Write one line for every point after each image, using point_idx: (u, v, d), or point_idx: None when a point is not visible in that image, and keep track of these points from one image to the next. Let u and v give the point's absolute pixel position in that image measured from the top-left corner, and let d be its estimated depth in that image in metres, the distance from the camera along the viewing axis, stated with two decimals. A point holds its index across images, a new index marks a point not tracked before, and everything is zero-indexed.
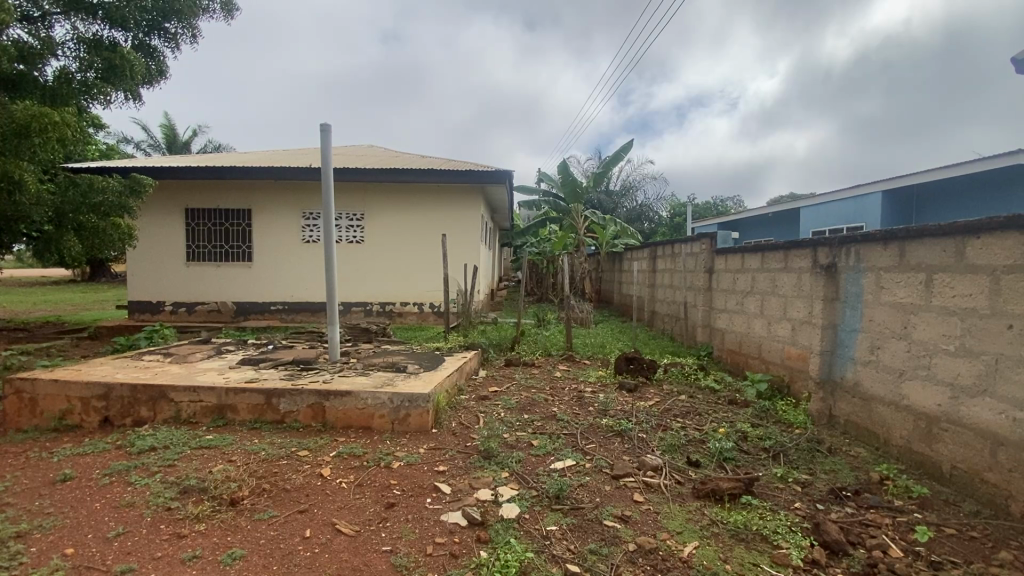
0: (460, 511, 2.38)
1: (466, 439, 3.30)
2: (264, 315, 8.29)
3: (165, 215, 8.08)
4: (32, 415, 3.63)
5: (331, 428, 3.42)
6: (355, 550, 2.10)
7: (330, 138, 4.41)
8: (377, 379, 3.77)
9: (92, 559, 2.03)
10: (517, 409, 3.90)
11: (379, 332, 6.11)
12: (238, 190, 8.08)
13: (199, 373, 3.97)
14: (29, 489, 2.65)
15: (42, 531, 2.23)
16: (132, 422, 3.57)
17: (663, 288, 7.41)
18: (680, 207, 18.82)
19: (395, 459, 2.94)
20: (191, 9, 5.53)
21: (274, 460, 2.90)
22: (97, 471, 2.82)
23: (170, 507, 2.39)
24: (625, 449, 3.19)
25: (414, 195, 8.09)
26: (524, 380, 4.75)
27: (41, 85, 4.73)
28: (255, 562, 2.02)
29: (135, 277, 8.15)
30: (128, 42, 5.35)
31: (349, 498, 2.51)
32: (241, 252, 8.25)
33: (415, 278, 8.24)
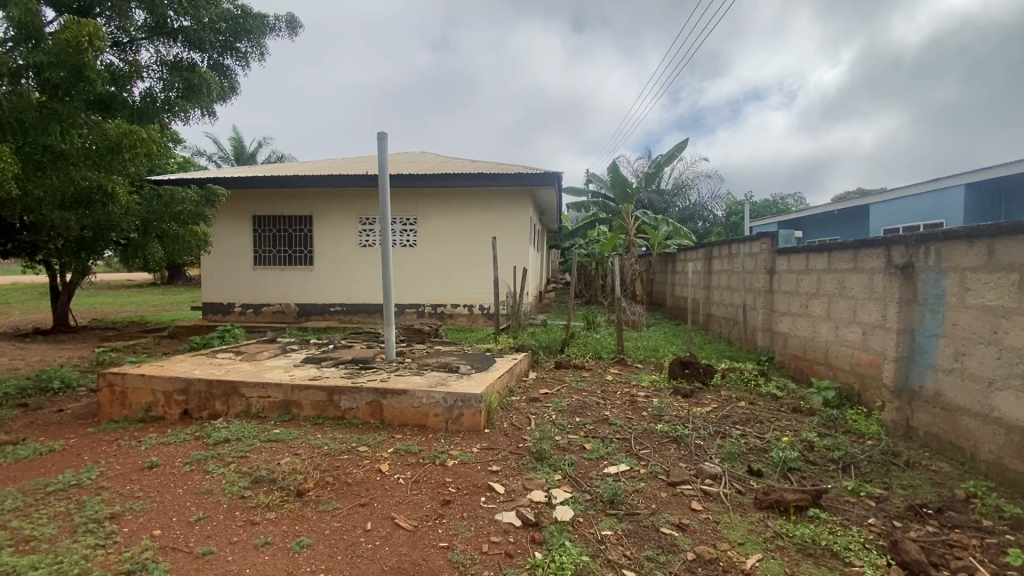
0: (514, 512, 2.40)
1: (519, 440, 3.32)
2: (324, 316, 8.67)
3: (235, 222, 8.65)
4: (123, 407, 3.97)
5: (388, 426, 3.53)
6: (413, 544, 2.16)
7: (386, 146, 4.57)
8: (431, 379, 3.86)
9: (177, 541, 2.19)
10: (568, 412, 3.89)
11: (431, 333, 6.25)
12: (300, 198, 8.51)
13: (267, 370, 4.21)
14: (121, 474, 2.90)
15: (133, 513, 2.43)
16: (208, 415, 3.84)
17: (720, 290, 7.16)
18: (736, 206, 18.17)
19: (449, 457, 3.00)
20: (258, 26, 5.92)
21: (336, 455, 3.03)
22: (178, 459, 3.05)
23: (244, 495, 2.56)
24: (681, 455, 3.11)
25: (465, 198, 8.23)
26: (574, 383, 4.72)
27: (130, 105, 4.99)
28: (321, 550, 2.12)
29: (208, 280, 8.75)
30: (205, 63, 5.73)
31: (407, 494, 2.59)
32: (302, 256, 8.69)
33: (466, 281, 8.37)
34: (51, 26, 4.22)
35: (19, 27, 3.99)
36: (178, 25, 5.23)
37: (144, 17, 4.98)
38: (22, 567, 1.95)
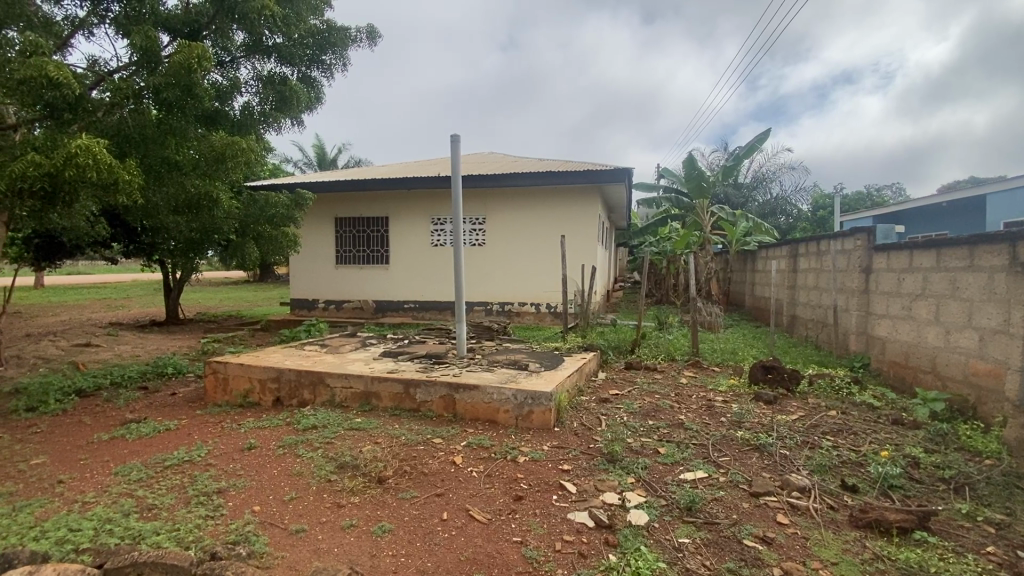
0: (587, 512, 2.38)
1: (589, 440, 3.28)
2: (398, 313, 9.05)
3: (320, 224, 9.26)
4: (225, 392, 4.37)
5: (460, 420, 3.62)
6: (487, 537, 2.21)
7: (459, 147, 4.70)
8: (502, 376, 3.92)
9: (274, 517, 2.38)
10: (640, 414, 3.79)
11: (501, 331, 6.33)
12: (378, 200, 8.95)
13: (349, 363, 4.47)
14: (225, 453, 3.20)
15: (236, 489, 2.67)
16: (297, 403, 4.13)
17: (807, 290, 6.67)
18: (825, 200, 16.83)
19: (520, 453, 3.03)
20: (341, 39, 6.25)
21: (412, 445, 3.16)
22: (273, 442, 3.32)
23: (330, 479, 2.74)
24: (765, 465, 2.93)
25: (533, 197, 8.27)
26: (646, 384, 4.60)
27: (231, 118, 5.52)
28: (401, 536, 2.22)
29: (296, 278, 9.44)
30: (294, 76, 6.09)
31: (480, 487, 2.65)
32: (379, 256, 9.13)
33: (534, 279, 8.41)
34: (166, 49, 4.68)
35: (141, 53, 4.44)
36: (273, 43, 5.58)
37: (244, 37, 5.37)
38: (146, 532, 2.20)
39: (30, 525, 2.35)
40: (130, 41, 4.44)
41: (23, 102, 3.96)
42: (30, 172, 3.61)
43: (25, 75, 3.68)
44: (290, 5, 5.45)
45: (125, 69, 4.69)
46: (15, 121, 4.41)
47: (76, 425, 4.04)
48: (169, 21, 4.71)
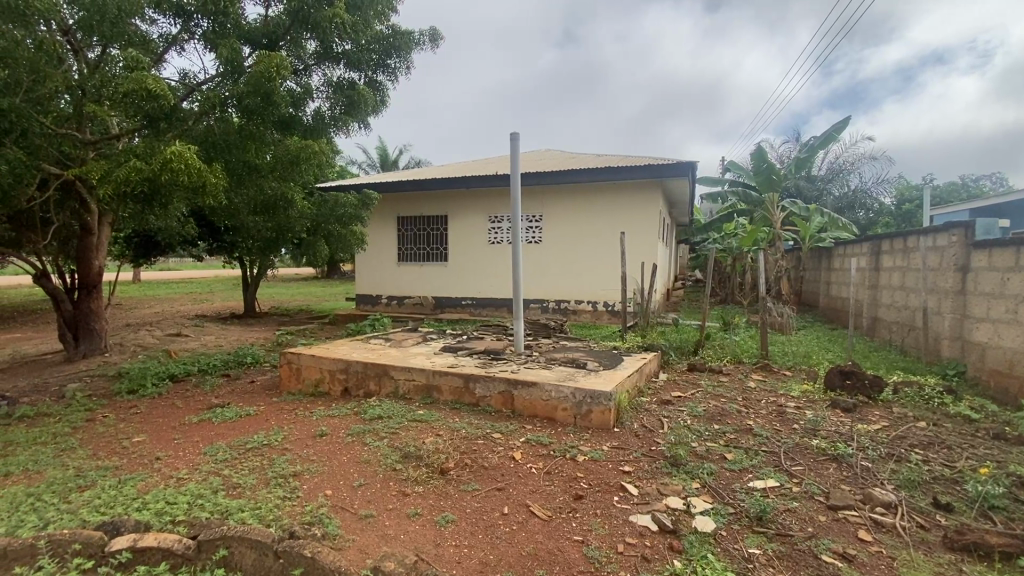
0: (649, 515, 2.33)
1: (651, 442, 3.21)
2: (457, 309, 9.22)
3: (384, 223, 9.63)
4: (298, 381, 4.64)
5: (519, 416, 3.64)
6: (548, 534, 2.21)
7: (518, 145, 4.71)
8: (560, 373, 3.90)
9: (345, 502, 2.51)
10: (705, 418, 3.66)
11: (558, 329, 6.30)
12: (438, 199, 9.17)
13: (411, 356, 4.62)
14: (300, 439, 3.41)
15: (310, 473, 2.83)
16: (364, 393, 4.32)
17: (892, 290, 6.16)
18: (912, 192, 15.46)
19: (580, 453, 3.01)
20: (407, 43, 6.26)
21: (473, 439, 3.21)
22: (342, 431, 3.49)
23: (396, 468, 2.85)
24: (844, 477, 2.74)
25: (592, 194, 8.17)
26: (710, 387, 4.43)
27: (305, 123, 5.82)
28: (464, 527, 2.27)
29: (362, 274, 9.87)
30: (361, 81, 6.23)
31: (540, 483, 2.66)
32: (439, 253, 9.36)
33: (591, 277, 8.30)
34: (248, 59, 5.02)
35: (227, 64, 4.78)
36: (341, 50, 5.71)
37: (315, 45, 5.58)
38: (232, 509, 2.39)
39: (134, 497, 2.61)
40: (217, 53, 4.78)
41: (128, 114, 4.38)
42: (133, 177, 3.98)
43: (130, 89, 4.08)
44: (357, 12, 5.66)
45: (211, 80, 5.07)
46: (120, 131, 4.88)
47: (170, 407, 4.44)
48: (250, 34, 5.06)
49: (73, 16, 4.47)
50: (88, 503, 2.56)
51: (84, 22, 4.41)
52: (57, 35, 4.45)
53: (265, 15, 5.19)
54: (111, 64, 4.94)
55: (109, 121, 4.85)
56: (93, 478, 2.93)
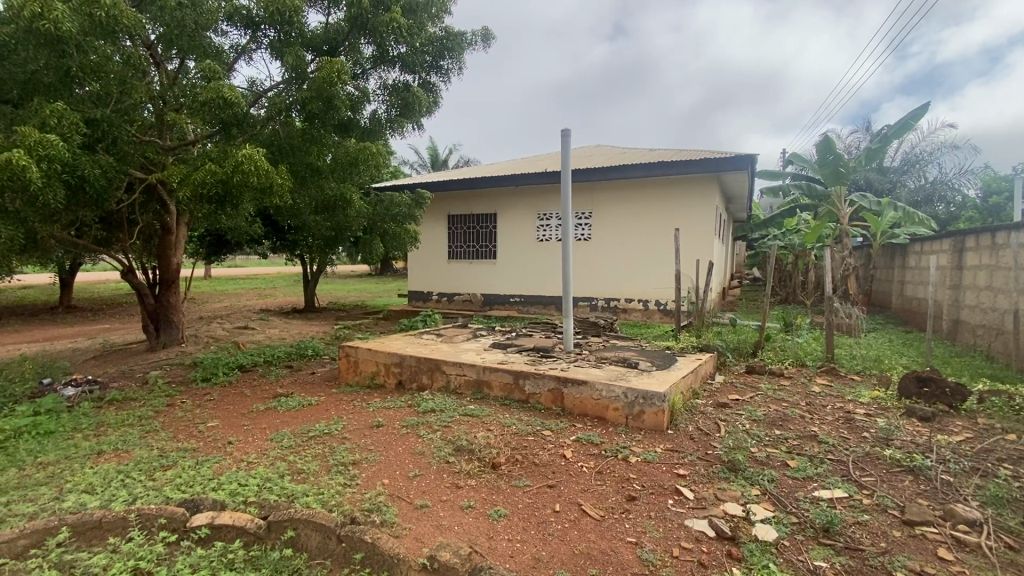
0: (706, 521, 2.27)
1: (707, 446, 3.11)
2: (505, 306, 9.29)
3: (436, 221, 9.85)
4: (355, 373, 4.83)
5: (569, 414, 3.62)
6: (601, 534, 2.20)
7: (569, 142, 4.68)
8: (611, 372, 3.86)
9: (400, 491, 2.59)
10: (765, 422, 3.51)
11: (608, 327, 6.21)
12: (488, 197, 9.27)
13: (462, 352, 4.70)
14: (358, 429, 3.55)
15: (368, 462, 2.95)
16: (417, 387, 4.44)
17: (977, 290, 5.66)
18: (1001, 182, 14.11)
19: (632, 453, 2.96)
20: (459, 44, 6.33)
21: (523, 435, 3.24)
22: (398, 422, 3.60)
23: (449, 461, 2.91)
24: (921, 491, 2.56)
25: (644, 190, 8.01)
26: (770, 391, 4.24)
27: (362, 126, 6.04)
28: (516, 522, 2.30)
29: (414, 272, 10.13)
30: (416, 82, 6.37)
31: (591, 482, 2.64)
32: (488, 251, 9.46)
33: (642, 275, 8.13)
34: (311, 66, 5.26)
35: (292, 71, 5.03)
36: (397, 53, 5.85)
37: (372, 49, 5.75)
38: (298, 493, 2.52)
39: (211, 477, 2.81)
40: (283, 61, 5.04)
41: (204, 120, 4.70)
42: (209, 179, 4.27)
43: (207, 97, 4.38)
44: (412, 15, 5.79)
45: (276, 86, 5.35)
46: (196, 137, 5.24)
47: (240, 395, 4.75)
48: (312, 42, 5.30)
49: (155, 31, 4.84)
50: (170, 481, 2.79)
51: (165, 36, 4.76)
52: (142, 49, 4.84)
53: (326, 23, 5.41)
54: (188, 75, 5.31)
55: (186, 128, 5.22)
56: (174, 458, 3.19)
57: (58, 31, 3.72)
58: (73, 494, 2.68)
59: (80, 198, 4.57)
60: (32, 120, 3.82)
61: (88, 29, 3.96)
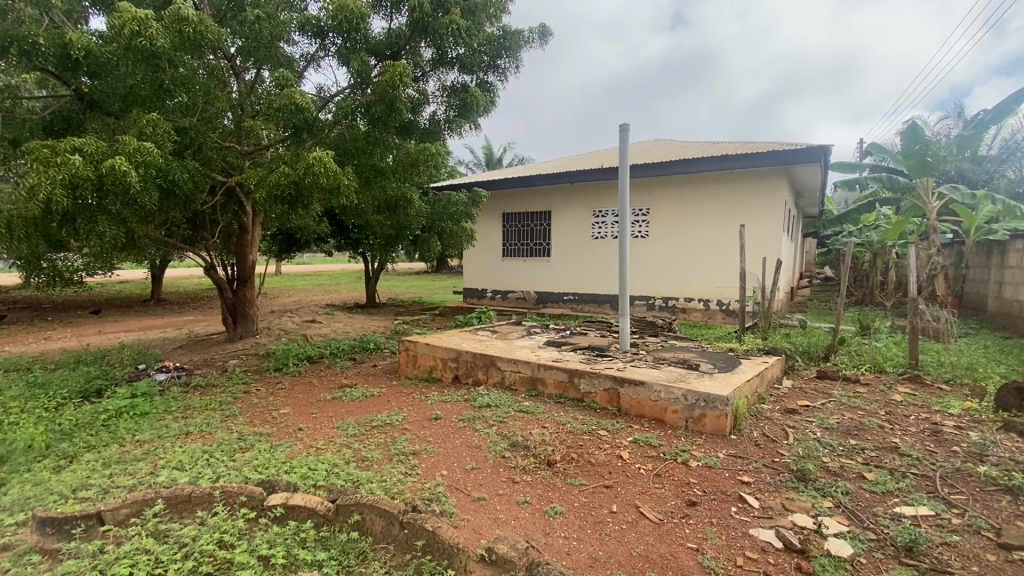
0: (772, 531, 2.17)
1: (774, 453, 2.97)
2: (559, 304, 9.24)
3: (492, 220, 9.99)
4: (414, 367, 4.98)
5: (625, 414, 3.57)
6: (659, 537, 2.15)
7: (628, 137, 4.59)
8: (670, 374, 3.75)
9: (458, 483, 2.66)
10: (839, 431, 3.30)
11: (666, 327, 6.04)
12: (542, 195, 9.27)
13: (517, 349, 4.73)
14: (417, 421, 3.67)
15: (427, 453, 3.04)
16: (472, 382, 4.53)
17: None
18: None
19: (692, 457, 2.88)
20: (517, 43, 6.34)
21: (578, 433, 3.22)
22: (455, 416, 3.69)
23: (505, 456, 2.95)
24: (1022, 513, 2.31)
25: (707, 184, 7.72)
26: (844, 398, 3.97)
27: (422, 127, 6.21)
28: (572, 520, 2.29)
29: (469, 269, 10.33)
30: (474, 83, 6.45)
31: (649, 485, 2.59)
32: (543, 248, 9.46)
33: (704, 273, 7.85)
34: (374, 71, 5.47)
35: (357, 76, 5.25)
36: (455, 55, 5.96)
37: (431, 51, 5.90)
38: (363, 479, 2.65)
39: (284, 461, 3.00)
40: (349, 67, 5.28)
41: (278, 126, 5.00)
42: (282, 181, 4.55)
43: (281, 104, 4.66)
44: (471, 17, 5.88)
45: (342, 92, 5.60)
46: (269, 143, 5.59)
47: (308, 385, 5.04)
48: (376, 47, 5.50)
49: (235, 45, 5.21)
50: (248, 462, 3.01)
51: (245, 49, 5.14)
52: (224, 62, 5.21)
53: (388, 28, 5.60)
54: (263, 84, 5.66)
55: (261, 134, 5.58)
56: (251, 441, 3.43)
57: (152, 47, 4.08)
58: (166, 469, 2.96)
59: (171, 201, 5.00)
60: (132, 130, 4.21)
61: (178, 45, 4.31)
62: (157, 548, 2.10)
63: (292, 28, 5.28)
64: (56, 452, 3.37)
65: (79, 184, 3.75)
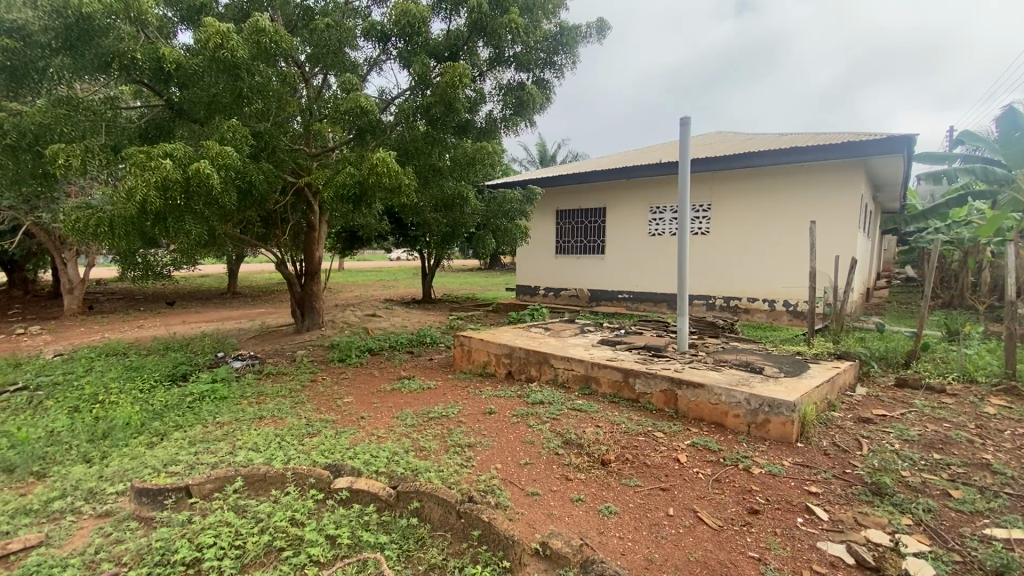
0: (843, 545, 2.06)
1: (845, 464, 2.80)
2: (613, 302, 9.11)
3: (546, 217, 9.99)
4: (469, 361, 5.08)
5: (683, 417, 3.48)
6: (719, 544, 2.10)
7: (689, 130, 4.45)
8: (731, 377, 3.62)
9: (512, 477, 2.70)
10: (920, 444, 3.06)
11: (727, 328, 5.82)
12: (598, 191, 9.16)
13: (571, 347, 4.72)
14: (471, 414, 3.75)
15: (482, 446, 3.11)
16: (525, 378, 4.56)
17: None
18: None
19: (754, 464, 2.77)
20: (574, 38, 6.28)
21: (634, 434, 3.18)
22: (508, 411, 3.74)
23: (559, 453, 2.96)
24: None
25: (773, 179, 7.36)
26: (928, 408, 3.68)
27: (479, 127, 6.31)
28: (627, 521, 2.27)
29: (523, 266, 10.39)
30: (530, 80, 6.46)
31: (708, 490, 2.52)
32: (597, 246, 9.36)
33: (769, 273, 7.48)
34: (434, 73, 5.62)
35: (418, 78, 5.41)
36: (512, 53, 6.00)
37: (488, 51, 5.97)
38: (421, 468, 2.75)
39: (348, 447, 3.16)
40: (411, 70, 5.45)
41: (343, 129, 5.25)
42: (348, 181, 4.77)
43: (347, 107, 4.88)
44: (528, 14, 5.89)
45: (403, 94, 5.79)
46: (335, 144, 5.87)
47: (369, 376, 5.27)
48: (435, 49, 5.63)
49: (305, 52, 5.50)
50: (316, 446, 3.20)
51: (314, 56, 5.43)
52: (295, 69, 5.51)
53: (447, 30, 5.71)
54: (329, 88, 5.94)
55: (328, 136, 5.86)
56: (318, 428, 3.63)
57: (233, 58, 4.39)
58: (243, 450, 3.20)
59: (248, 200, 5.37)
60: (215, 135, 4.55)
61: (255, 55, 4.60)
62: (237, 521, 2.28)
63: (357, 34, 5.51)
64: (149, 429, 3.72)
65: (169, 186, 4.09)
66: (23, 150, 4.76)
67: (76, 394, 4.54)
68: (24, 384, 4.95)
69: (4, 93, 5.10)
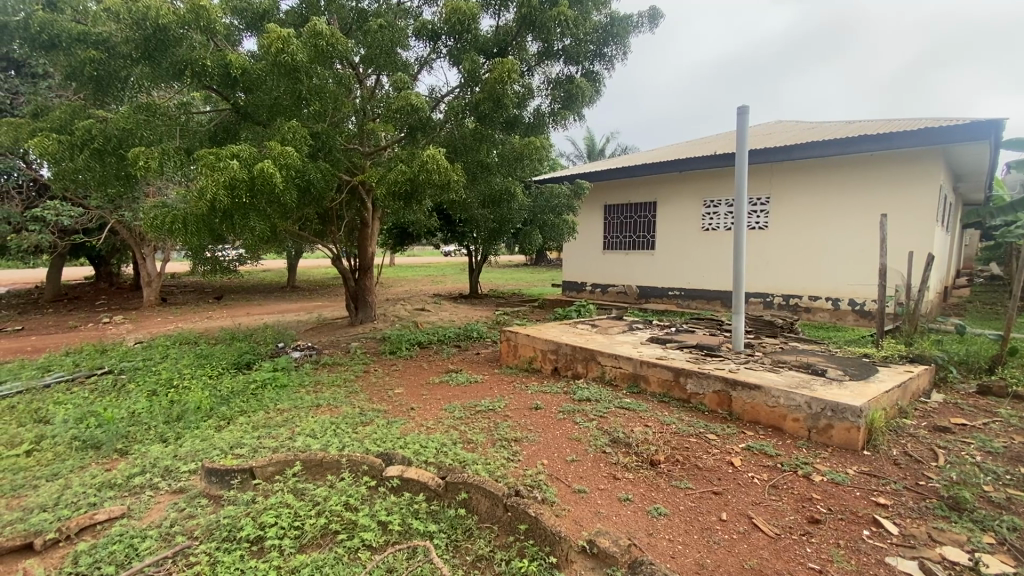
0: (915, 562, 1.92)
1: (918, 476, 2.61)
2: (663, 300, 8.88)
3: (594, 212, 9.87)
4: (515, 356, 5.11)
5: (737, 419, 3.35)
6: (775, 552, 2.01)
7: (747, 120, 4.25)
8: (791, 379, 3.44)
9: (558, 473, 2.69)
10: (1007, 457, 2.80)
11: (786, 328, 5.55)
12: (648, 185, 8.94)
13: (619, 344, 4.64)
14: (518, 409, 3.76)
15: (528, 441, 3.11)
16: (572, 374, 4.53)
17: None
18: None
19: (815, 471, 2.62)
20: (626, 28, 6.13)
21: (685, 436, 3.09)
22: (554, 407, 3.72)
23: (606, 451, 2.92)
24: None
25: (839, 170, 6.93)
26: (1016, 419, 3.36)
27: (526, 122, 6.30)
28: (677, 523, 2.22)
29: (569, 262, 10.33)
30: (579, 74, 6.37)
31: (764, 496, 2.42)
32: (646, 242, 9.15)
33: (834, 270, 7.06)
34: (483, 69, 5.65)
35: (468, 76, 5.45)
36: (561, 46, 5.97)
37: (537, 45, 5.95)
38: (469, 461, 2.79)
39: (398, 437, 3.25)
40: (460, 68, 5.50)
41: (396, 127, 5.39)
42: (400, 179, 4.91)
43: (399, 106, 5.00)
44: (578, 6, 5.81)
45: (452, 91, 5.87)
46: (387, 143, 6.04)
47: (418, 368, 5.40)
48: (485, 46, 5.67)
49: (360, 54, 5.65)
50: (369, 435, 3.31)
51: (368, 57, 5.58)
52: (350, 70, 5.69)
53: (496, 26, 5.74)
54: (382, 89, 6.10)
55: (381, 136, 6.04)
56: (370, 417, 3.76)
57: (293, 61, 4.59)
58: (301, 436, 3.36)
59: (307, 198, 5.63)
60: (277, 136, 4.79)
61: (313, 57, 4.79)
62: (296, 504, 2.39)
63: (409, 34, 5.63)
64: (217, 413, 3.97)
65: (236, 185, 4.34)
66: (109, 153, 5.19)
67: (154, 379, 4.92)
68: (110, 368, 5.41)
69: (93, 102, 5.57)
